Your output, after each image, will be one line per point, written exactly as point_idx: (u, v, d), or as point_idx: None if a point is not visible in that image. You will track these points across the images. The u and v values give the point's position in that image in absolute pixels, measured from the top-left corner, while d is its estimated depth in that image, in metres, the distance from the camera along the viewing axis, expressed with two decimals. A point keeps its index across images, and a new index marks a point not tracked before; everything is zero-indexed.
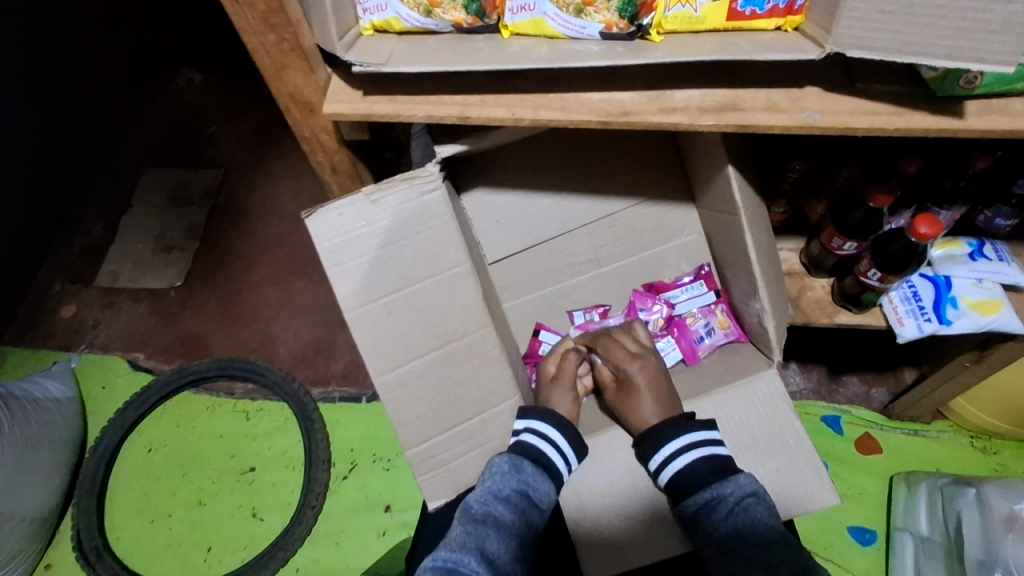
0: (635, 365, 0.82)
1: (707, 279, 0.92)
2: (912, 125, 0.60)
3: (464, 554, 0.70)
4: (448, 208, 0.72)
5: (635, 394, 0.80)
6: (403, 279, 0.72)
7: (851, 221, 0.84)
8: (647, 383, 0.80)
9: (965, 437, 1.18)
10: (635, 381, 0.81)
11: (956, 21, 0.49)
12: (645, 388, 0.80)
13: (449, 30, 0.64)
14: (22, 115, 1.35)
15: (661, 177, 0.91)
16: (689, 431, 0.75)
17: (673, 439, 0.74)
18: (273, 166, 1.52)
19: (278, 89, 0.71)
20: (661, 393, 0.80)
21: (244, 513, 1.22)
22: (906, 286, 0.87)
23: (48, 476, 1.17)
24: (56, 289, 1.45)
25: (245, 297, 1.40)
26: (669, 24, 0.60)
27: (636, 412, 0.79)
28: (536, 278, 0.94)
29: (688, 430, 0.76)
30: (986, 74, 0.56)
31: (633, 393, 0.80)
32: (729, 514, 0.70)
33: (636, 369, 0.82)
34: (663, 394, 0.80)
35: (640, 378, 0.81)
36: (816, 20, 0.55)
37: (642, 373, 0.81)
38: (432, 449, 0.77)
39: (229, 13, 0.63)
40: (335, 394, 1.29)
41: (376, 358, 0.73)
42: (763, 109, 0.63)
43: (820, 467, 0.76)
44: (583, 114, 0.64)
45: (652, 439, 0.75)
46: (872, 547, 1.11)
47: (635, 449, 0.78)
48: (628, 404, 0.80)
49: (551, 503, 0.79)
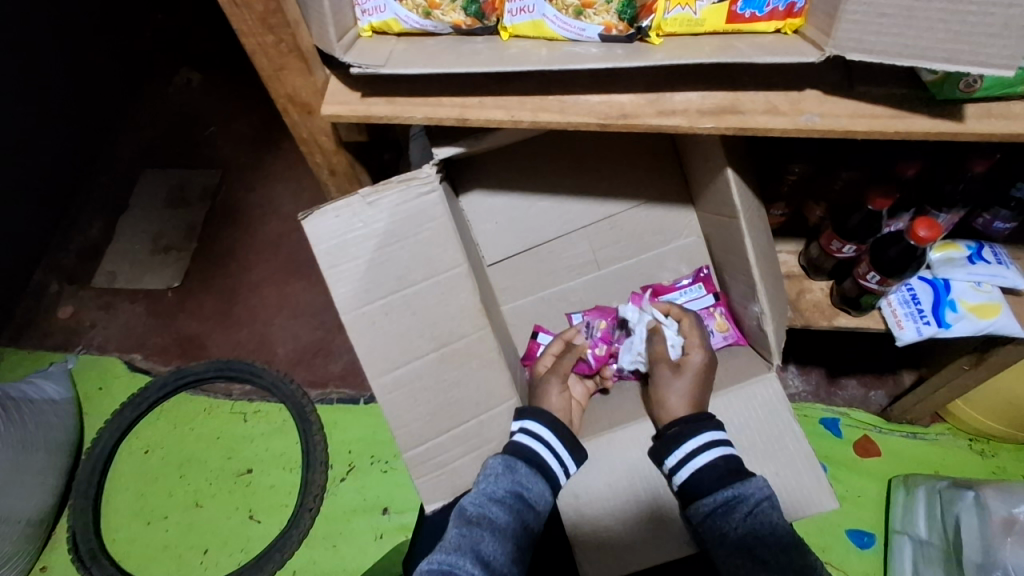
0: (702, 355, 0.81)
1: (706, 282, 0.91)
2: (911, 128, 0.60)
3: (459, 557, 0.69)
4: (445, 209, 0.72)
5: (682, 379, 0.79)
6: (400, 281, 0.71)
7: (848, 225, 0.85)
8: (702, 375, 0.79)
9: (963, 440, 1.18)
10: (693, 369, 0.79)
11: (956, 25, 0.49)
12: (699, 378, 0.78)
13: (448, 31, 0.63)
14: (19, 113, 1.35)
15: (659, 179, 0.91)
16: (710, 428, 0.75)
17: (696, 436, 0.74)
18: (272, 166, 1.52)
19: (276, 90, 0.70)
20: (706, 386, 0.79)
21: (241, 515, 1.21)
22: (905, 290, 0.87)
23: (43, 478, 1.17)
24: (53, 290, 1.44)
25: (244, 298, 1.40)
26: (669, 26, 0.59)
27: (669, 399, 0.77)
28: (535, 280, 0.94)
29: (710, 427, 0.75)
30: (985, 78, 0.56)
31: (684, 376, 0.79)
32: (746, 516, 0.70)
33: (699, 358, 0.80)
34: (704, 391, 0.78)
35: (697, 372, 0.79)
36: (816, 23, 0.55)
37: (702, 365, 0.80)
38: (429, 450, 0.77)
39: (226, 13, 0.62)
40: (334, 395, 1.29)
41: (373, 360, 0.73)
42: (763, 112, 0.62)
43: (819, 470, 0.76)
44: (581, 117, 0.64)
45: (670, 437, 0.75)
46: (870, 550, 1.12)
47: (651, 445, 0.78)
48: (671, 380, 0.79)
49: (548, 505, 0.78)
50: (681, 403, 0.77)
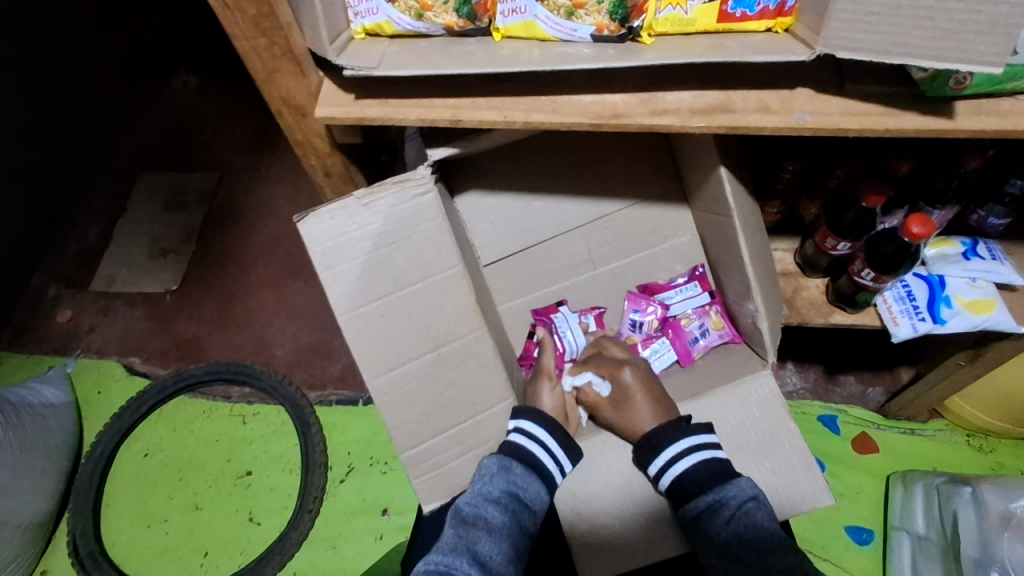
0: (628, 372, 0.83)
1: (702, 280, 0.92)
2: (902, 125, 0.60)
3: (455, 557, 0.69)
4: (441, 210, 0.72)
5: (632, 402, 0.80)
6: (396, 282, 0.72)
7: (844, 221, 0.85)
8: (646, 388, 0.81)
9: (961, 436, 1.19)
10: (631, 390, 0.81)
11: (944, 22, 0.49)
12: (644, 393, 0.80)
13: (441, 33, 0.63)
14: (16, 117, 1.35)
15: (654, 178, 0.92)
16: (688, 435, 0.76)
17: (673, 443, 0.74)
18: (269, 169, 1.53)
19: (271, 93, 0.70)
20: (655, 396, 0.80)
21: (241, 517, 1.22)
22: (900, 286, 0.87)
23: (42, 482, 1.17)
24: (51, 294, 1.45)
25: (242, 300, 1.40)
26: (660, 26, 0.59)
27: (633, 423, 0.78)
28: (532, 279, 0.94)
29: (686, 434, 0.76)
30: (974, 75, 0.57)
31: (631, 400, 0.80)
32: (730, 519, 0.70)
33: (630, 377, 0.82)
34: (660, 398, 0.80)
35: (639, 388, 0.81)
36: (806, 21, 0.56)
37: (637, 381, 0.82)
38: (426, 451, 0.77)
39: (220, 17, 0.62)
40: (332, 397, 1.29)
41: (370, 361, 0.73)
42: (754, 110, 0.63)
43: (815, 467, 0.76)
44: (574, 117, 0.64)
45: (649, 445, 0.75)
46: (869, 547, 1.12)
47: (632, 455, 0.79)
48: (624, 412, 0.80)
49: (543, 504, 0.78)
50: (645, 419, 0.78)
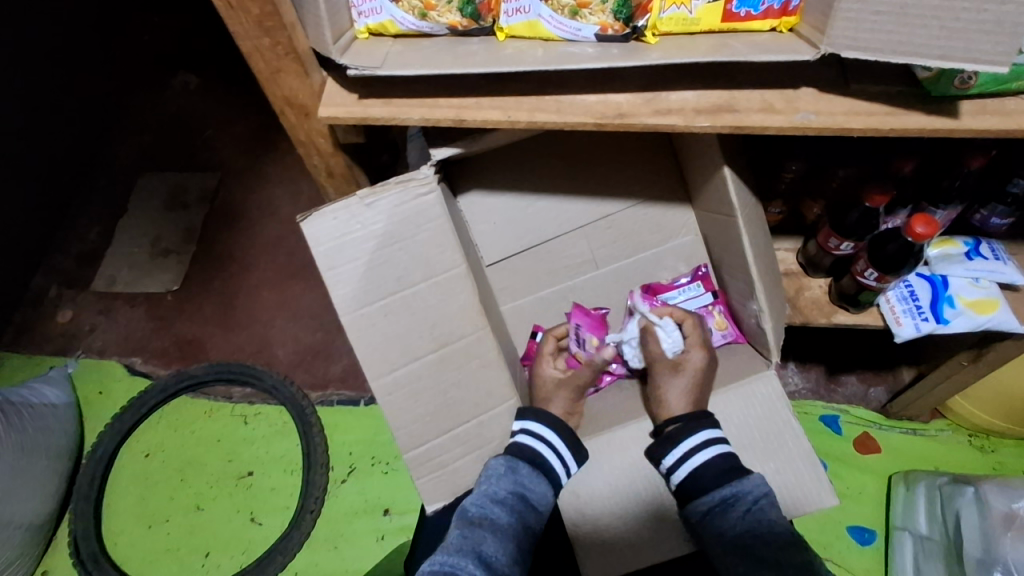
0: (700, 354, 0.81)
1: (705, 279, 0.91)
2: (906, 125, 0.60)
3: (460, 557, 0.69)
4: (444, 210, 0.72)
5: (682, 379, 0.79)
6: (399, 283, 0.72)
7: (847, 221, 0.85)
8: (703, 376, 0.79)
9: (963, 436, 1.19)
10: (692, 368, 0.80)
11: (950, 21, 0.49)
12: (698, 378, 0.79)
13: (444, 32, 0.63)
14: (17, 117, 1.35)
15: (657, 178, 0.91)
16: (708, 426, 0.75)
17: (695, 433, 0.74)
18: (271, 168, 1.52)
19: (273, 93, 0.70)
20: (705, 386, 0.79)
21: (242, 518, 1.22)
22: (903, 286, 0.87)
23: (44, 482, 1.17)
24: (52, 294, 1.45)
25: (243, 300, 1.40)
26: (664, 26, 0.59)
27: (666, 398, 0.78)
28: (535, 279, 0.94)
29: (707, 426, 0.75)
30: (980, 74, 0.56)
31: (683, 376, 0.79)
32: (745, 513, 0.71)
33: (698, 357, 0.81)
34: (705, 390, 0.78)
35: (695, 374, 0.79)
36: (811, 21, 0.56)
37: (703, 365, 0.80)
38: (429, 451, 0.77)
39: (223, 17, 0.62)
40: (334, 397, 1.29)
41: (373, 361, 0.73)
42: (758, 110, 0.63)
43: (819, 467, 0.76)
44: (578, 117, 0.64)
45: (669, 435, 0.75)
46: (872, 546, 1.12)
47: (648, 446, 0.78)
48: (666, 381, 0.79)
49: (548, 505, 0.79)
50: (677, 402, 0.77)
